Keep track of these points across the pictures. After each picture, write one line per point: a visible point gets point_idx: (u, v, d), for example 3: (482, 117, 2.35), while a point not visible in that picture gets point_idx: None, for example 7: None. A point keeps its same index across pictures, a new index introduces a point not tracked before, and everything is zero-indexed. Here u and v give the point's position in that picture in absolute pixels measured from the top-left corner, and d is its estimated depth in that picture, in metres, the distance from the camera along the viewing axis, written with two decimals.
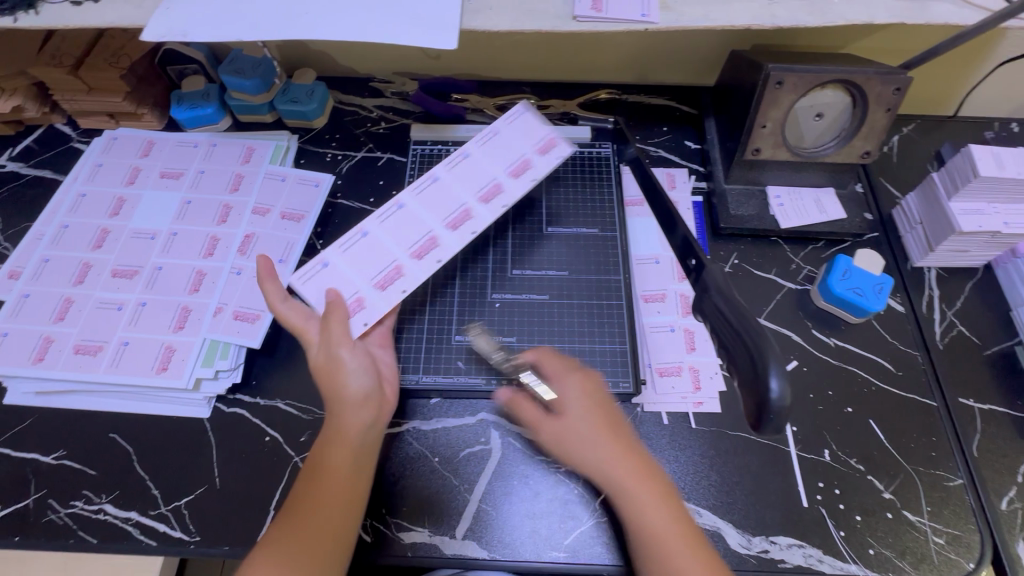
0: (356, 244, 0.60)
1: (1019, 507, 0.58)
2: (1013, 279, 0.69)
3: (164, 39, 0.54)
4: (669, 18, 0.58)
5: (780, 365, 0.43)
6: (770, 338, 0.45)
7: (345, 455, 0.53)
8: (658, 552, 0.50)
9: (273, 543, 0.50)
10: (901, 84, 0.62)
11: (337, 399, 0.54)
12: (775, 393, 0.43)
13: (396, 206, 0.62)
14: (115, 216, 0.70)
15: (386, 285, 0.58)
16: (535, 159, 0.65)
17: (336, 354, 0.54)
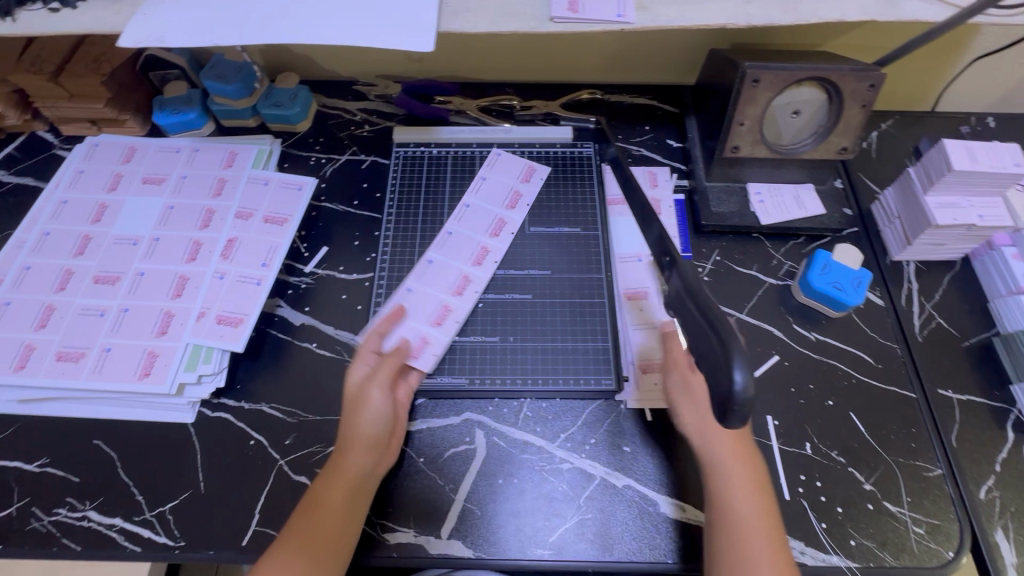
0: (404, 300, 0.66)
1: (998, 495, 0.59)
2: (989, 271, 0.70)
3: (141, 44, 0.54)
4: (645, 18, 0.59)
5: (744, 357, 0.41)
6: (737, 332, 0.42)
7: (345, 487, 0.54)
8: (736, 540, 0.52)
9: (279, 552, 0.52)
10: (875, 80, 0.63)
11: (347, 437, 0.56)
12: (739, 386, 0.40)
13: (427, 262, 0.69)
14: (97, 223, 0.70)
15: (442, 320, 0.65)
16: (523, 189, 0.75)
17: (367, 399, 0.58)
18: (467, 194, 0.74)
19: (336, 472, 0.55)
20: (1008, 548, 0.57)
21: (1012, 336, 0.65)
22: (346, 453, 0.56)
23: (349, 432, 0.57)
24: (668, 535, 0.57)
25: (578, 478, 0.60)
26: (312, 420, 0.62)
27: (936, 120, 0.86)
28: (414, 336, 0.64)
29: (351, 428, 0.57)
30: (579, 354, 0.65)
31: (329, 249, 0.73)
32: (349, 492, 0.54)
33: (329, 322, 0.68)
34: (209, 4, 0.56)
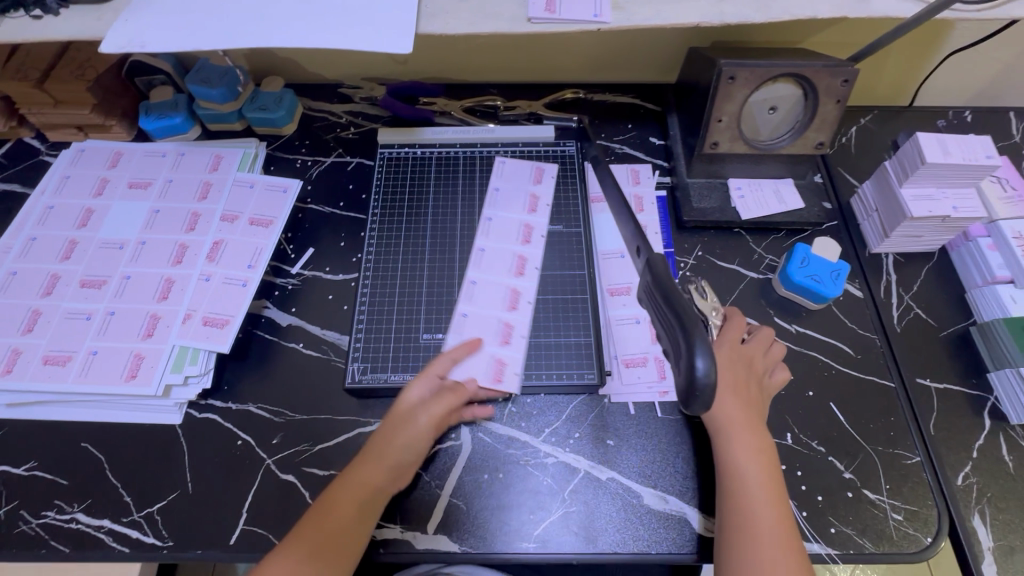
0: (465, 326, 0.66)
1: (974, 481, 0.60)
2: (966, 262, 0.71)
3: (122, 50, 0.54)
4: (622, 17, 0.59)
5: (706, 343, 0.42)
6: (698, 318, 0.44)
7: (356, 493, 0.54)
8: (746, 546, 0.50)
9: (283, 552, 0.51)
10: (849, 76, 0.64)
11: (376, 449, 0.57)
12: (702, 371, 0.41)
13: (469, 283, 0.69)
14: (83, 227, 0.70)
15: (508, 339, 0.65)
16: (539, 192, 0.75)
17: (414, 421, 0.58)
18: (488, 206, 0.74)
19: (349, 479, 0.55)
20: (984, 532, 0.58)
21: (988, 325, 0.67)
22: (366, 462, 0.56)
23: (381, 445, 0.57)
24: (651, 526, 0.58)
25: (562, 472, 0.61)
26: (299, 419, 0.63)
27: (914, 114, 0.87)
28: (485, 363, 0.63)
29: (385, 443, 0.57)
30: (563, 351, 0.65)
31: (315, 250, 0.74)
32: (358, 496, 0.54)
33: (316, 322, 0.69)
34: (187, 10, 0.56)
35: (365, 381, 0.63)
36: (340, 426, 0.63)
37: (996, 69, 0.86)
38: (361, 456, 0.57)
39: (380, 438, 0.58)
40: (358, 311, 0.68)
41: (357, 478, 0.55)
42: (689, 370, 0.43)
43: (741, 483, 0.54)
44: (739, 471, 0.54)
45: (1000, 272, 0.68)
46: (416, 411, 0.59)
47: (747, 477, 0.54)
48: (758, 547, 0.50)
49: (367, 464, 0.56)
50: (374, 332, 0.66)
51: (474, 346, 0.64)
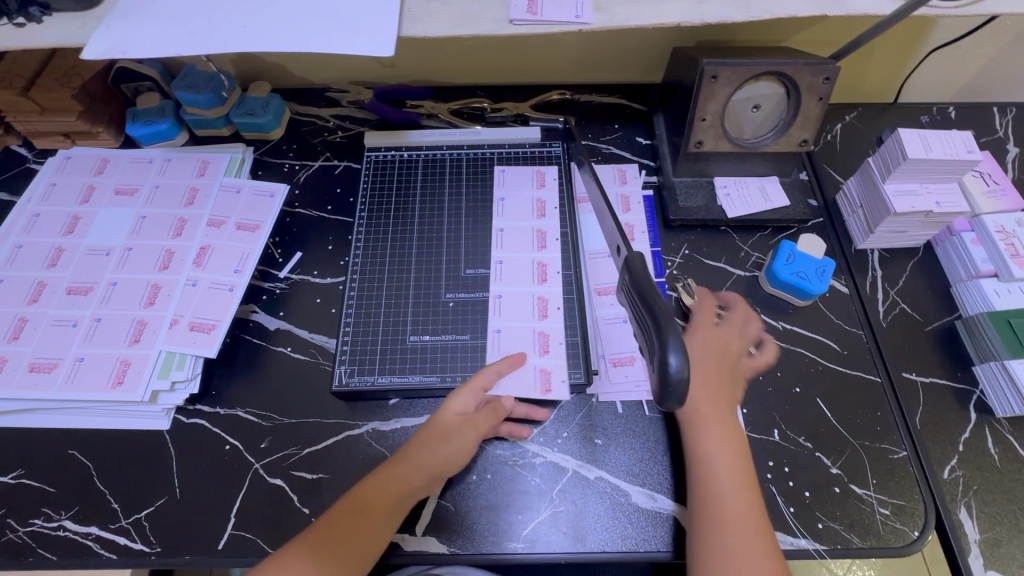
0: (500, 341, 0.65)
1: (960, 475, 0.61)
2: (950, 256, 0.71)
3: (105, 56, 0.55)
4: (603, 18, 0.59)
5: (679, 341, 0.43)
6: (673, 316, 0.44)
7: (385, 498, 0.54)
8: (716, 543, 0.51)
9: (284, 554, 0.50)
10: (830, 73, 0.64)
11: (413, 457, 0.56)
12: (675, 367, 0.42)
13: (495, 297, 0.68)
14: (69, 234, 0.70)
15: (547, 347, 0.65)
16: (544, 196, 0.76)
17: (457, 434, 0.57)
18: (497, 217, 0.74)
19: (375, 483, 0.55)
20: (971, 525, 0.58)
21: (973, 319, 0.67)
22: (401, 469, 0.55)
23: (420, 455, 0.56)
24: (639, 524, 0.58)
25: (551, 472, 0.61)
26: (287, 423, 0.63)
27: (898, 111, 0.87)
28: (528, 377, 0.63)
29: (424, 453, 0.56)
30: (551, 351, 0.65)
31: (303, 254, 0.74)
32: (383, 501, 0.54)
33: (304, 326, 0.69)
34: (168, 16, 0.56)
35: (353, 384, 0.63)
36: (328, 429, 0.63)
37: (979, 65, 0.87)
38: (390, 462, 0.56)
39: (419, 448, 0.56)
40: (345, 314, 0.68)
41: (383, 482, 0.55)
42: (661, 366, 0.43)
43: (709, 475, 0.54)
44: (709, 463, 0.55)
45: (984, 266, 0.68)
46: (462, 423, 0.58)
47: (716, 468, 0.54)
48: (728, 540, 0.50)
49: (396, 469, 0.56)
50: (361, 334, 0.66)
51: (519, 360, 0.63)
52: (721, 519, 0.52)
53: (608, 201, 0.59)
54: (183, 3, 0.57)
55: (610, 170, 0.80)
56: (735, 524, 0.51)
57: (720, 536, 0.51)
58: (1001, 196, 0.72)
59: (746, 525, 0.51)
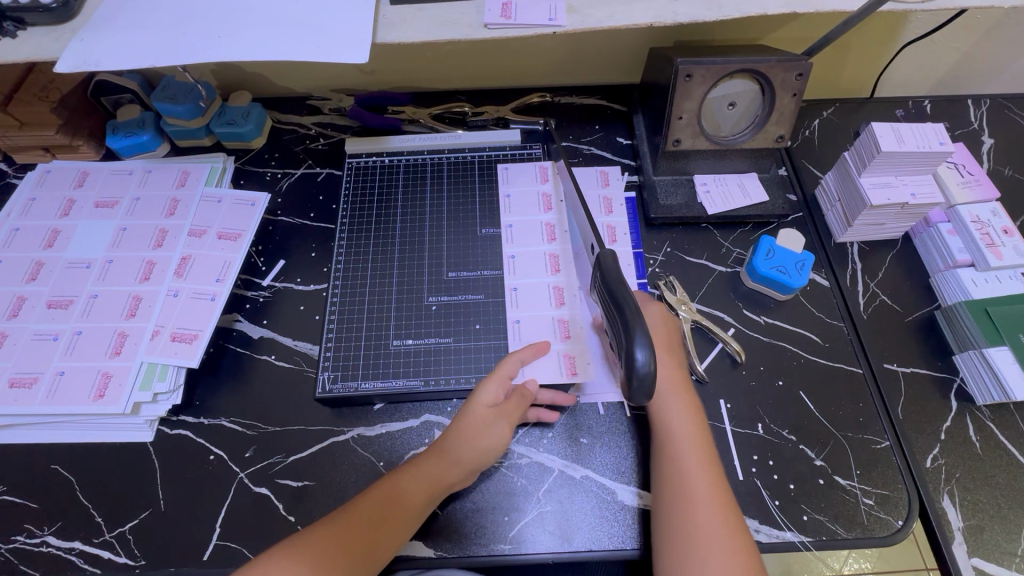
0: (519, 332, 0.66)
1: (943, 463, 0.61)
2: (928, 247, 0.72)
3: (78, 70, 0.55)
4: (576, 20, 0.59)
5: (645, 335, 0.44)
6: (641, 313, 0.45)
7: (417, 493, 0.55)
8: (687, 539, 0.52)
9: (275, 558, 0.49)
10: (803, 69, 0.65)
11: (450, 453, 0.56)
12: (642, 362, 0.43)
13: (511, 290, 0.69)
14: (49, 248, 0.70)
15: (568, 333, 0.66)
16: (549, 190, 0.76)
17: (493, 425, 0.57)
18: (505, 214, 0.75)
19: (394, 484, 0.55)
20: (954, 512, 0.59)
21: (951, 308, 0.68)
22: (442, 463, 0.56)
23: (462, 449, 0.56)
24: (625, 522, 0.58)
25: (537, 471, 0.61)
26: (272, 432, 0.63)
27: (875, 105, 0.88)
28: (554, 362, 0.63)
29: (462, 447, 0.56)
30: None
31: (286, 261, 0.74)
32: (409, 498, 0.54)
33: (288, 333, 0.69)
34: (143, 29, 0.56)
35: (336, 391, 0.63)
36: (312, 437, 0.63)
37: (952, 58, 0.88)
38: (429, 455, 0.57)
39: (458, 441, 0.56)
40: (327, 320, 0.68)
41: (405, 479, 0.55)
42: (629, 360, 0.44)
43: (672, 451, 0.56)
44: (673, 440, 0.57)
45: (961, 255, 0.69)
46: (494, 414, 0.58)
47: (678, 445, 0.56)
48: (696, 537, 0.51)
49: (422, 465, 0.56)
50: (343, 340, 0.66)
51: (544, 348, 0.63)
52: (684, 495, 0.53)
53: (582, 196, 0.61)
54: (158, 14, 0.57)
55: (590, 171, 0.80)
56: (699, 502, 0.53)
57: (690, 523, 0.52)
58: (976, 186, 0.73)
59: (712, 509, 0.53)
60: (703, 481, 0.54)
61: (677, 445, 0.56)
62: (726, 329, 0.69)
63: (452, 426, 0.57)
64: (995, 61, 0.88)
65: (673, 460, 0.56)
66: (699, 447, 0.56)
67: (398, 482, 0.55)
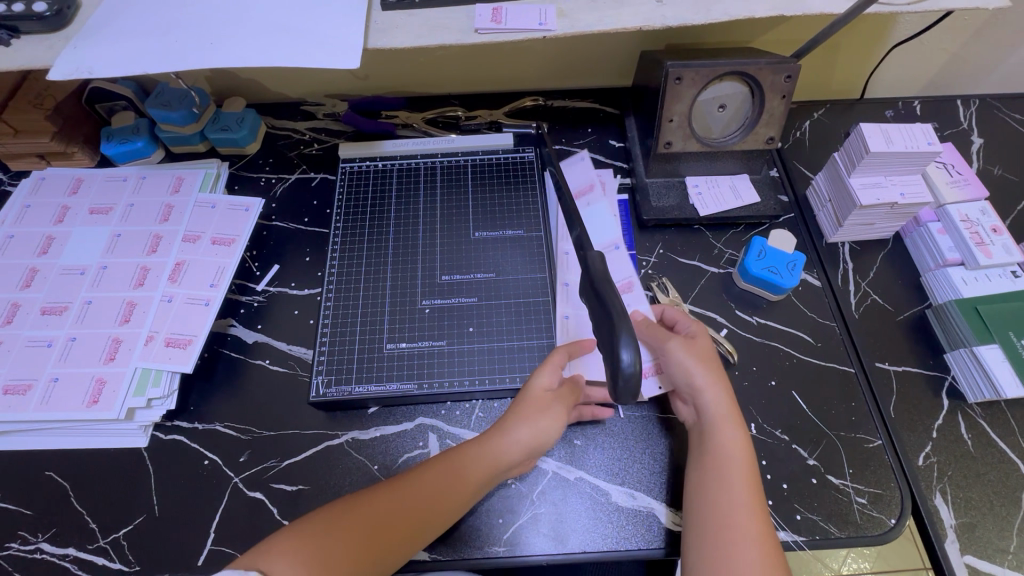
0: (566, 329, 0.67)
1: (935, 461, 0.61)
2: (918, 247, 0.73)
3: (71, 77, 0.55)
4: (566, 25, 0.59)
5: (631, 336, 0.44)
6: (626, 313, 0.46)
7: (467, 480, 0.55)
8: (722, 545, 0.50)
9: (278, 545, 0.48)
10: (792, 71, 0.65)
11: (512, 435, 0.57)
12: (627, 362, 0.43)
13: (563, 285, 0.69)
14: (44, 255, 0.70)
15: None
16: (605, 199, 0.77)
17: (553, 408, 0.58)
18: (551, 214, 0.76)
19: (442, 475, 0.54)
20: (947, 511, 0.59)
21: (942, 307, 0.68)
22: (501, 442, 0.56)
23: (522, 430, 0.57)
24: (619, 523, 0.58)
25: (532, 473, 0.61)
26: (265, 436, 0.63)
27: (865, 106, 0.89)
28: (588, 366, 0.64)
29: (524, 427, 0.57)
30: (525, 352, 0.66)
31: (280, 266, 0.74)
32: (457, 486, 0.54)
33: (282, 338, 0.69)
34: (135, 36, 0.57)
35: (330, 395, 0.63)
36: (307, 441, 0.63)
37: (941, 59, 0.89)
38: (490, 433, 0.57)
39: (520, 422, 0.57)
40: (322, 323, 0.68)
41: (452, 468, 0.55)
42: (614, 360, 0.45)
43: (723, 481, 0.53)
44: (726, 471, 0.54)
45: (950, 255, 0.69)
46: (556, 397, 0.59)
47: (729, 475, 0.54)
48: (731, 541, 0.50)
49: (476, 452, 0.56)
50: (338, 345, 0.67)
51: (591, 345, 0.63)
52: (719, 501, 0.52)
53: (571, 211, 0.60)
54: (150, 22, 0.58)
55: (585, 173, 0.79)
56: (742, 535, 0.50)
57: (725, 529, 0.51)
58: (964, 186, 0.74)
59: (749, 515, 0.51)
60: (743, 490, 0.53)
61: (730, 476, 0.54)
62: (719, 330, 0.69)
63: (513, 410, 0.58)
64: (983, 62, 0.89)
65: (717, 468, 0.54)
66: (750, 484, 0.54)
67: (448, 472, 0.54)
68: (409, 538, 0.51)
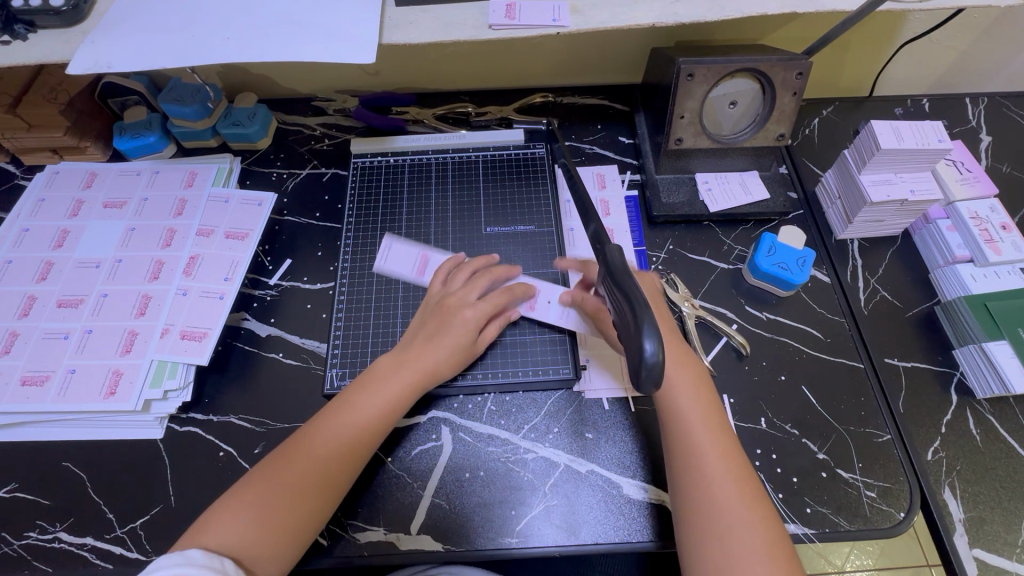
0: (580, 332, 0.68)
1: (943, 456, 0.62)
2: (927, 243, 0.73)
3: (90, 71, 0.56)
4: (580, 21, 0.59)
5: (654, 326, 0.43)
6: (648, 304, 0.45)
7: (375, 417, 0.57)
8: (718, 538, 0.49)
9: (224, 517, 0.50)
10: (803, 69, 0.65)
11: (427, 370, 0.60)
12: (650, 353, 0.42)
13: None
14: (59, 248, 0.71)
15: None
16: (606, 196, 0.79)
17: (458, 338, 0.61)
18: (567, 218, 0.77)
19: (348, 426, 0.56)
20: (955, 504, 0.59)
21: (951, 303, 0.68)
22: (395, 386, 0.58)
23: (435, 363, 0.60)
24: (630, 515, 0.59)
25: (543, 465, 0.62)
26: (280, 428, 0.64)
27: (873, 104, 0.89)
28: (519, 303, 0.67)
29: (432, 362, 0.60)
30: (538, 346, 0.66)
31: (293, 261, 0.75)
32: (366, 426, 0.56)
33: (295, 331, 0.70)
34: (153, 31, 0.57)
35: (344, 387, 0.64)
36: None
37: (950, 57, 0.89)
38: (389, 378, 0.59)
39: (434, 358, 0.60)
40: (336, 317, 0.68)
41: (362, 419, 0.56)
42: (637, 351, 0.44)
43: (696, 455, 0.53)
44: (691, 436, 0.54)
45: (960, 251, 0.69)
46: (478, 341, 0.63)
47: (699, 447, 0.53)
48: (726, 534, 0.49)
49: (403, 376, 0.59)
50: (352, 338, 0.67)
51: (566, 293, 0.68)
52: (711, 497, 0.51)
53: (588, 207, 0.60)
54: (168, 18, 0.58)
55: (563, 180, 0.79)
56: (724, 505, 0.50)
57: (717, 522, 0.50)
58: (975, 183, 0.74)
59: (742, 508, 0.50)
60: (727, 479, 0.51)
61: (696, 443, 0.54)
62: (730, 325, 0.70)
63: (434, 352, 0.60)
64: (993, 60, 0.89)
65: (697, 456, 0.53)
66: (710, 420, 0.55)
67: (345, 428, 0.56)
68: (343, 475, 0.55)
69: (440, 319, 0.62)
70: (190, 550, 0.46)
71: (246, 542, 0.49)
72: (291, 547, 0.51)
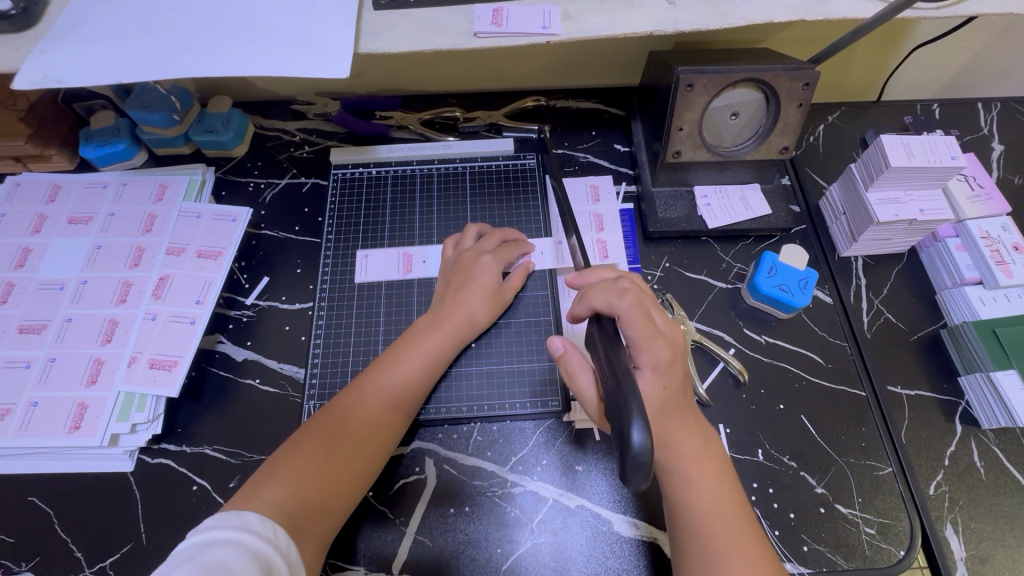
0: None
1: (947, 490, 0.60)
2: (935, 263, 0.70)
3: (38, 85, 0.51)
4: (572, 29, 0.55)
5: (642, 414, 0.40)
6: (637, 389, 0.42)
7: (418, 368, 0.58)
8: None
9: (270, 476, 0.49)
10: (810, 79, 0.61)
11: (462, 321, 0.61)
12: (639, 444, 0.40)
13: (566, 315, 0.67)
14: (20, 268, 0.67)
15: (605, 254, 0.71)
16: (601, 210, 0.75)
17: (489, 287, 0.63)
18: (558, 229, 0.72)
19: (393, 377, 0.56)
20: (957, 542, 0.57)
21: (958, 328, 0.66)
22: (433, 338, 0.59)
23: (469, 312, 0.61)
24: (620, 553, 0.57)
25: (530, 500, 0.59)
26: (256, 460, 0.61)
27: (881, 110, 0.85)
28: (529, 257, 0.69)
29: (467, 311, 0.61)
30: (524, 378, 0.64)
31: (270, 278, 0.71)
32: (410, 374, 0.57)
33: (273, 355, 0.66)
34: (107, 39, 0.53)
35: None
36: None
37: (963, 60, 0.84)
38: (426, 330, 0.60)
39: (469, 305, 0.62)
40: (314, 344, 0.65)
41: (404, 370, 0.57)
42: (623, 440, 0.41)
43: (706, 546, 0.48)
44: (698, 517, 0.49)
45: (969, 273, 0.67)
46: (503, 288, 0.64)
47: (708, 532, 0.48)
48: None
49: (443, 330, 0.60)
50: (330, 367, 0.64)
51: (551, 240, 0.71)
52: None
53: None
54: (122, 24, 0.53)
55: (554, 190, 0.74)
56: None
57: None
58: (986, 200, 0.71)
59: None
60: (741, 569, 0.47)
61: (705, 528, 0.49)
62: (727, 349, 0.67)
63: (468, 299, 0.62)
64: (1007, 62, 0.84)
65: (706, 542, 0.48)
66: (723, 508, 0.49)
67: (389, 380, 0.56)
68: (389, 425, 0.55)
69: (463, 271, 0.63)
70: (246, 511, 0.44)
71: (294, 498, 0.48)
72: (342, 497, 0.51)
